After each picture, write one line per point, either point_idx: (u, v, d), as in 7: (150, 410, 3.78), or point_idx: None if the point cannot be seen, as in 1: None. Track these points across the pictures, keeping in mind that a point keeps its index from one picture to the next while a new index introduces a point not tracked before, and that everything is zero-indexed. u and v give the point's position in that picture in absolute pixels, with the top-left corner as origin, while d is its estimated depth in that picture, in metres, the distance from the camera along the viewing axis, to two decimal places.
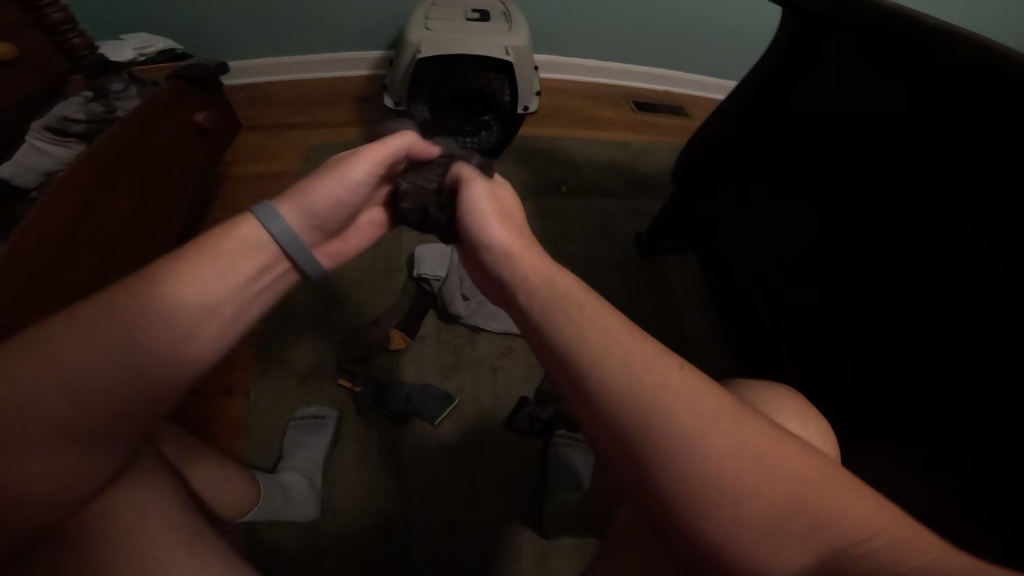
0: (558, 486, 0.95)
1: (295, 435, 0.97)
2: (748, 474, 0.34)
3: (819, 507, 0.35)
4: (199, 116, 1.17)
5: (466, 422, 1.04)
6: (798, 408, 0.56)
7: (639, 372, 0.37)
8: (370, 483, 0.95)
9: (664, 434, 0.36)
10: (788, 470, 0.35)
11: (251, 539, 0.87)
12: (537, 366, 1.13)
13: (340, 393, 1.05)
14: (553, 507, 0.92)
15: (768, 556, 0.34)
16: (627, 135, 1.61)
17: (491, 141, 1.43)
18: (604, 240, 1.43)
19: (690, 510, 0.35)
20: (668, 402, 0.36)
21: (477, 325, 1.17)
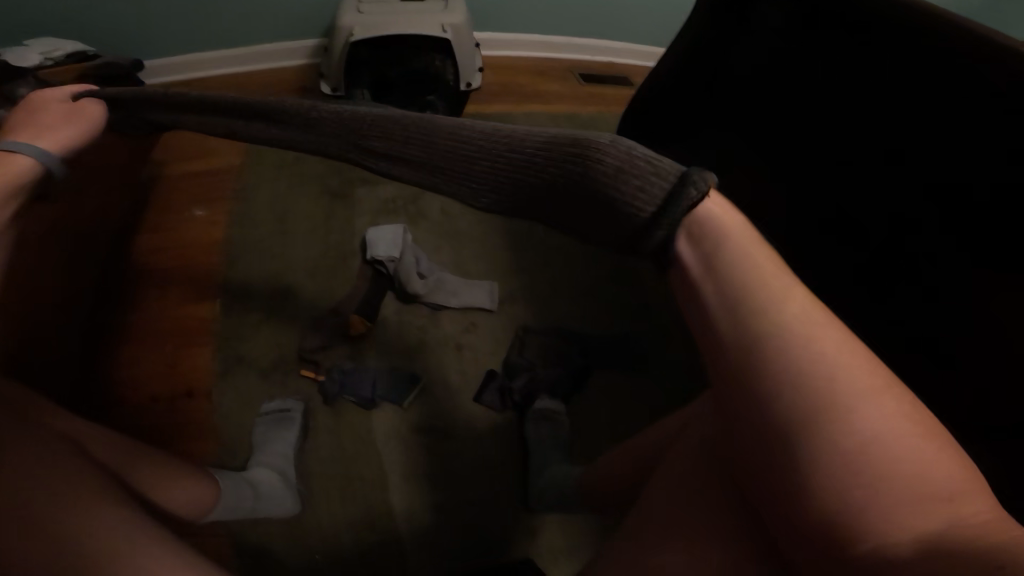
0: (549, 462, 0.84)
1: (262, 431, 0.88)
2: (909, 464, 0.31)
3: (968, 520, 0.31)
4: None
5: (436, 401, 0.93)
6: None
7: (811, 355, 0.33)
8: (340, 495, 0.86)
9: (774, 351, 0.33)
10: (937, 463, 0.31)
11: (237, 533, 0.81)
12: (506, 336, 0.98)
13: (306, 385, 0.94)
14: (544, 486, 0.82)
15: (897, 535, 0.31)
16: (576, 106, 1.57)
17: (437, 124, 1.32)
18: None
19: (797, 452, 0.33)
20: (812, 371, 0.32)
21: (438, 304, 0.99)
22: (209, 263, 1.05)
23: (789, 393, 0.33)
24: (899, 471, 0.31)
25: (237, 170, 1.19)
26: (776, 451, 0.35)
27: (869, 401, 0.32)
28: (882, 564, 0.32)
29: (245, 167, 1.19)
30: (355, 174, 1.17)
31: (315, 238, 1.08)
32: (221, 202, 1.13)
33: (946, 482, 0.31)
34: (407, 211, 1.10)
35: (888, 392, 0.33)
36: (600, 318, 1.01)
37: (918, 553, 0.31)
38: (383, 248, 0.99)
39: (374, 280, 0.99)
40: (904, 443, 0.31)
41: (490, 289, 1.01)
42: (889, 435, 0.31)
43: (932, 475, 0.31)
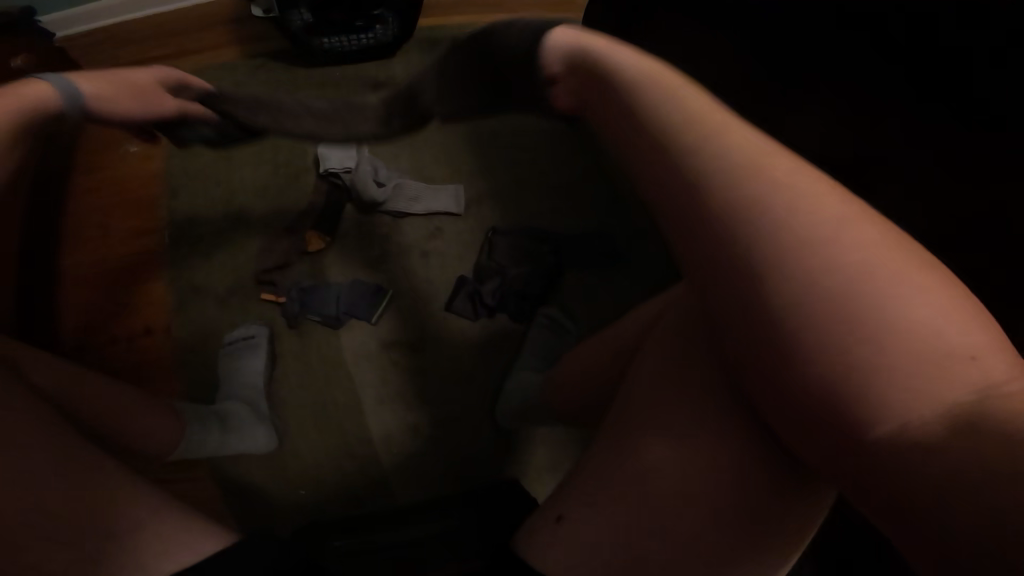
0: (523, 372, 0.82)
1: (227, 360, 0.85)
2: (917, 302, 0.32)
3: (957, 345, 0.31)
4: (15, 60, 0.92)
5: (408, 313, 0.89)
6: (821, 206, 0.36)
7: (775, 195, 0.37)
8: (316, 422, 0.84)
9: (730, 193, 0.38)
10: (930, 294, 0.32)
11: (218, 464, 0.81)
12: (474, 240, 0.93)
13: (267, 309, 0.89)
14: (513, 399, 0.81)
15: (903, 413, 0.31)
16: None
17: (387, 36, 1.10)
18: None
19: (765, 297, 0.36)
20: (796, 223, 0.36)
21: (401, 212, 0.94)
22: (150, 198, 0.98)
23: (732, 223, 0.37)
24: (900, 314, 0.32)
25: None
26: (739, 299, 0.37)
27: (826, 239, 0.35)
28: (896, 432, 0.31)
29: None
30: (303, 92, 1.07)
31: (261, 159, 1.00)
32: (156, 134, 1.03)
33: (960, 338, 0.31)
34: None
35: (869, 234, 0.35)
36: (568, 215, 0.97)
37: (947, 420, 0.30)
38: (336, 159, 0.94)
39: (330, 194, 0.95)
40: (868, 276, 0.33)
41: (455, 193, 0.96)
42: (872, 281, 0.33)
43: (932, 313, 0.32)
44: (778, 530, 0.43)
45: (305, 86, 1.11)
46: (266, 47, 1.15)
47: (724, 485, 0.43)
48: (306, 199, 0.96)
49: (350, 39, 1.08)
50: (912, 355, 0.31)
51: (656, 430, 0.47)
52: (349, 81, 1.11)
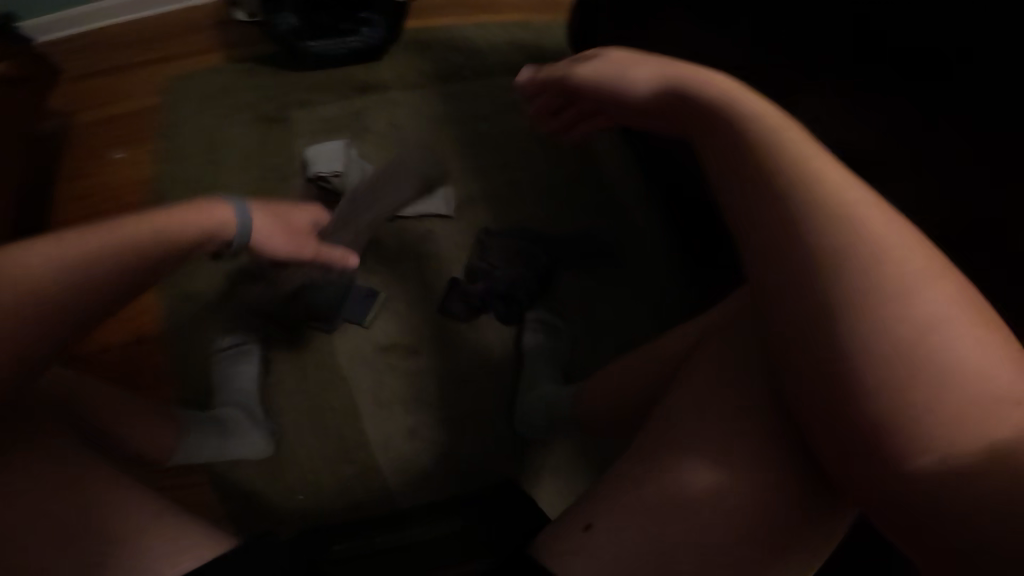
0: (537, 381, 0.84)
1: (219, 369, 0.84)
2: (983, 357, 0.34)
3: (1009, 394, 0.34)
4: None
5: (404, 318, 0.90)
6: (912, 251, 0.37)
7: (870, 234, 0.37)
8: (314, 430, 0.84)
9: (827, 225, 0.38)
10: (995, 350, 0.35)
11: (216, 472, 0.81)
12: (466, 243, 0.94)
13: (259, 316, 0.90)
14: (531, 408, 0.82)
15: (948, 449, 0.34)
16: None
17: (374, 39, 1.08)
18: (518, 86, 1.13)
19: (850, 334, 0.37)
20: (888, 266, 0.37)
21: (392, 215, 0.94)
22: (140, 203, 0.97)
23: (823, 262, 0.38)
24: (972, 357, 0.34)
25: (155, 105, 1.06)
26: (813, 333, 0.38)
27: (918, 284, 0.36)
28: (944, 471, 0.34)
29: (163, 103, 1.06)
30: (290, 97, 1.06)
31: (251, 165, 1.00)
32: (144, 141, 1.03)
33: (1013, 389, 0.34)
34: (351, 127, 1.03)
35: (951, 282, 0.37)
36: (557, 216, 0.98)
37: (983, 458, 0.33)
38: (326, 163, 0.92)
39: (318, 198, 0.91)
40: (953, 325, 0.35)
41: (447, 195, 0.97)
42: (954, 329, 0.35)
43: (996, 369, 0.34)
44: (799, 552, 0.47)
45: (292, 87, 1.07)
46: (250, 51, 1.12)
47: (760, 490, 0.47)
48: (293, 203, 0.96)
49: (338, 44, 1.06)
50: (981, 402, 0.34)
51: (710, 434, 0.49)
52: (333, 82, 1.08)
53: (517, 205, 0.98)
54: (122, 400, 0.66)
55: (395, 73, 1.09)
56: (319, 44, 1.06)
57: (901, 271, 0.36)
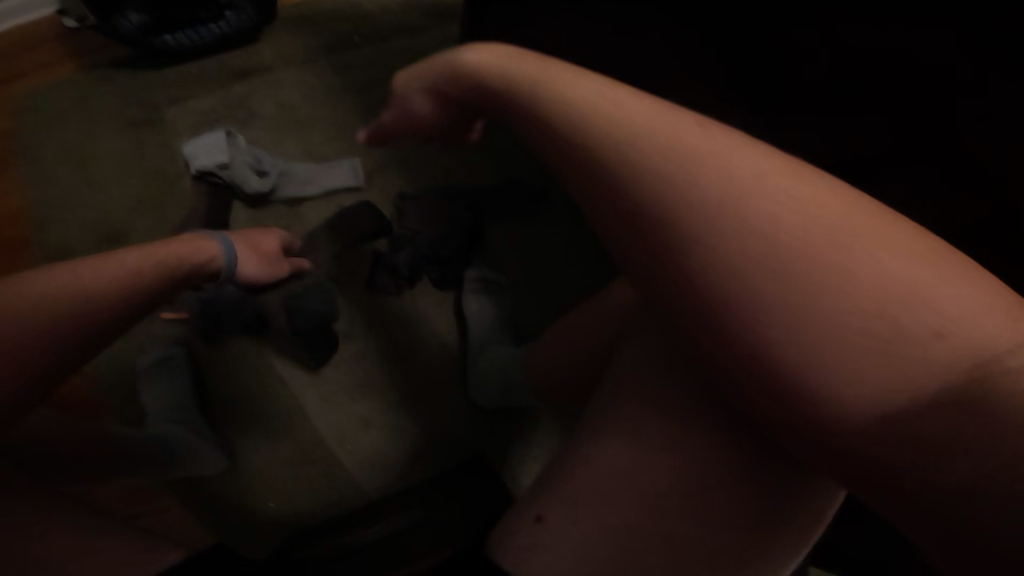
0: (485, 344, 0.81)
1: (147, 390, 0.79)
2: (892, 282, 0.32)
3: (940, 309, 0.31)
4: None
5: (335, 302, 0.85)
6: (793, 199, 0.35)
7: (736, 193, 0.36)
8: (266, 437, 0.81)
9: (693, 197, 0.37)
10: (909, 269, 0.32)
11: (180, 501, 0.77)
12: (383, 213, 0.89)
13: (176, 327, 0.84)
14: (483, 376, 0.80)
15: (873, 396, 0.32)
16: None
17: (239, 24, 0.98)
18: (400, 37, 1.05)
19: (745, 299, 0.35)
20: (762, 222, 0.35)
21: (295, 198, 0.87)
22: (17, 238, 0.86)
23: (699, 235, 0.36)
24: (869, 291, 0.32)
25: (9, 130, 0.94)
26: (713, 312, 0.36)
27: (799, 227, 0.35)
28: (875, 419, 0.32)
29: (17, 126, 0.93)
30: (160, 95, 0.96)
31: (131, 175, 0.90)
32: (5, 171, 0.91)
33: (951, 304, 0.31)
34: (235, 115, 0.95)
35: (843, 215, 0.34)
36: (475, 168, 0.93)
37: (950, 389, 0.30)
38: (207, 156, 0.83)
39: (212, 195, 0.84)
40: (851, 254, 0.33)
41: (354, 166, 0.89)
42: (857, 260, 0.33)
43: (919, 286, 0.32)
44: (781, 518, 0.45)
45: (159, 87, 0.97)
46: (103, 54, 1.00)
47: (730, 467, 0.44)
48: (189, 205, 0.88)
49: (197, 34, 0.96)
50: (885, 342, 0.32)
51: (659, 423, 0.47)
52: (205, 71, 0.98)
53: (431, 162, 0.92)
54: (77, 441, 0.63)
55: (271, 48, 1.01)
56: (178, 37, 0.96)
57: (772, 218, 0.35)
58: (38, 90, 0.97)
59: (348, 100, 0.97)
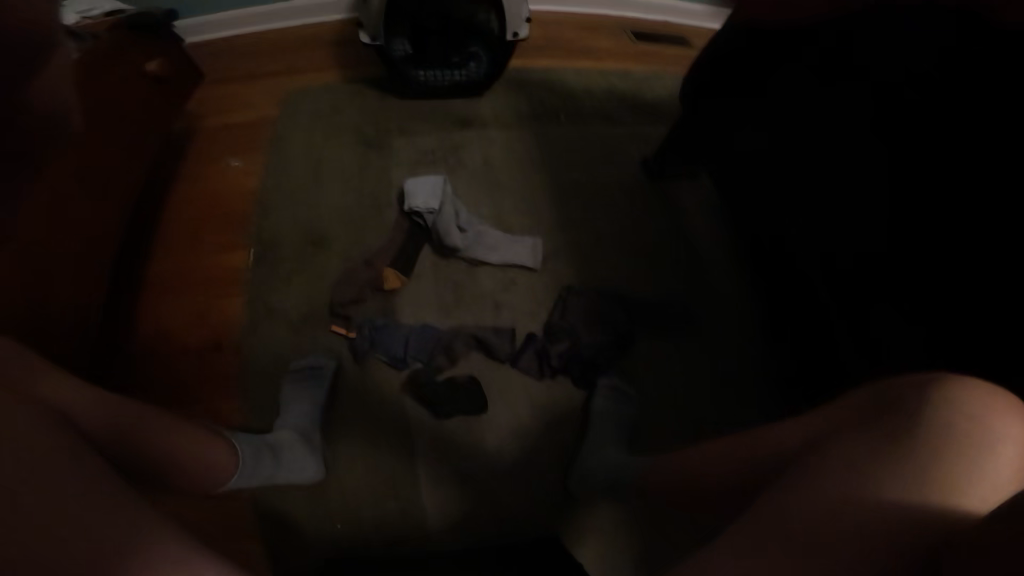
0: (596, 445, 0.80)
1: (291, 388, 0.84)
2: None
3: None
4: (150, 65, 0.96)
5: (476, 367, 0.89)
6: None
7: None
8: (367, 459, 0.83)
9: None
10: None
11: (261, 497, 0.80)
12: (547, 298, 0.95)
13: (336, 341, 0.90)
14: (585, 473, 0.79)
15: None
16: (635, 42, 1.38)
17: (477, 76, 1.13)
18: (615, 149, 1.14)
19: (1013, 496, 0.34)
20: None
21: (477, 259, 0.96)
22: (248, 211, 1.01)
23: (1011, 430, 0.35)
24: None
25: (272, 118, 1.13)
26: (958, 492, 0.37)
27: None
28: None
29: (280, 120, 1.12)
30: (394, 127, 1.12)
31: (351, 189, 1.04)
32: (257, 152, 1.08)
33: None
34: (449, 167, 1.07)
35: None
36: (641, 277, 0.99)
37: None
38: (422, 199, 0.96)
39: (410, 231, 0.97)
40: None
41: (533, 246, 0.98)
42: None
43: None
44: None
45: (394, 121, 1.13)
46: (364, 81, 1.20)
47: (882, 521, 0.40)
48: (388, 232, 0.99)
49: (443, 76, 1.12)
50: None
51: (837, 468, 0.44)
52: (436, 118, 1.14)
53: (603, 267, 0.99)
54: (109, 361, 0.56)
55: (493, 112, 1.16)
56: (428, 74, 1.12)
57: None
58: (307, 95, 1.16)
59: (548, 189, 1.06)
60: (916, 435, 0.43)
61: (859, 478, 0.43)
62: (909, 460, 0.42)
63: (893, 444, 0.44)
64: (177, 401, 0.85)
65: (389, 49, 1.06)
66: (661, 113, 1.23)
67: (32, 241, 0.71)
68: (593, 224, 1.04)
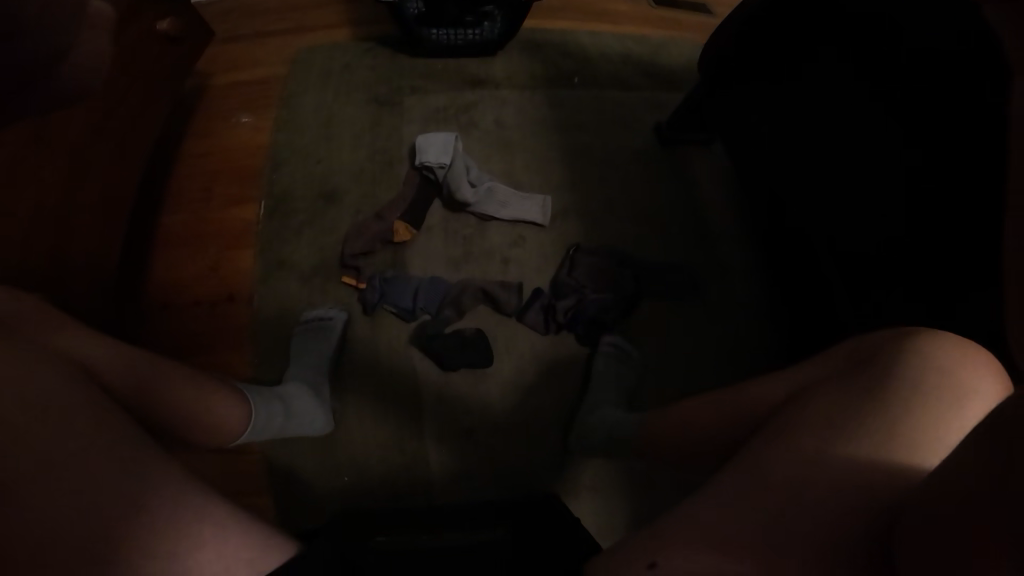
0: (595, 403, 0.81)
1: (300, 340, 0.86)
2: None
3: None
4: (164, 23, 0.96)
5: (483, 322, 0.90)
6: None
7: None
8: (372, 411, 0.85)
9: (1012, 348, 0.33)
10: None
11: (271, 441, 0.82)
12: (554, 256, 0.95)
13: (345, 294, 0.91)
14: (584, 428, 0.80)
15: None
16: (653, 7, 1.35)
17: (490, 36, 1.12)
18: (627, 114, 1.13)
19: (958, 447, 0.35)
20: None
21: (486, 215, 0.96)
22: (257, 166, 1.02)
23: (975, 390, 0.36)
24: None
25: (283, 75, 1.13)
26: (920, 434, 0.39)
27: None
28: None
29: (292, 77, 1.12)
30: (406, 85, 1.11)
31: (359, 146, 1.04)
32: (269, 109, 1.08)
33: None
34: (459, 126, 1.07)
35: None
36: (649, 241, 0.99)
37: None
38: (433, 154, 0.97)
39: (420, 186, 0.98)
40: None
41: (543, 203, 0.98)
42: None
43: None
44: None
45: (406, 79, 1.12)
46: (377, 38, 1.19)
47: (854, 468, 0.41)
48: (396, 188, 0.99)
49: (457, 35, 1.12)
50: None
51: (813, 422, 0.45)
52: (448, 76, 1.13)
53: (611, 229, 0.99)
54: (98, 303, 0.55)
55: (505, 73, 1.15)
56: (440, 32, 1.11)
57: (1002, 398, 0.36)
58: (319, 53, 1.16)
59: (559, 152, 1.06)
60: (889, 390, 0.45)
61: (833, 431, 0.44)
62: (882, 412, 0.43)
63: (867, 401, 0.45)
64: (189, 349, 0.87)
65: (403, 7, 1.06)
66: (676, 79, 1.21)
67: (48, 198, 0.72)
68: (602, 186, 1.03)
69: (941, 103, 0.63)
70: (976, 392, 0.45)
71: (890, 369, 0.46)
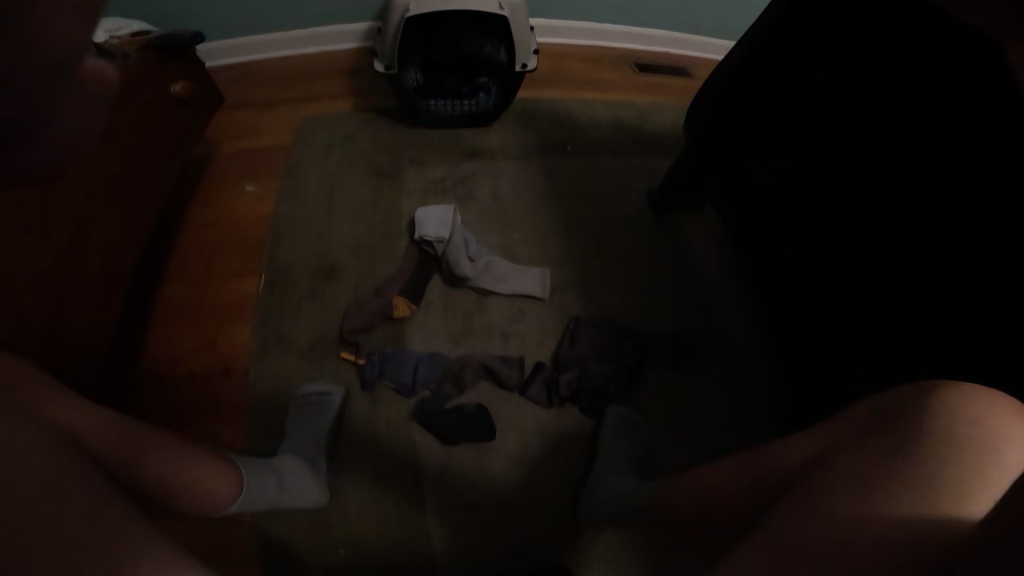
0: (601, 472, 0.81)
1: (298, 415, 0.85)
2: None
3: None
4: (175, 87, 0.98)
5: (483, 394, 0.90)
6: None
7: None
8: (372, 486, 0.83)
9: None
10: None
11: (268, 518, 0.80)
12: (554, 328, 0.96)
13: (344, 369, 0.91)
14: (591, 501, 0.79)
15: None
16: (639, 75, 1.41)
17: (486, 106, 1.17)
18: (620, 180, 1.17)
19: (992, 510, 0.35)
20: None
21: (486, 290, 0.98)
22: (258, 236, 1.03)
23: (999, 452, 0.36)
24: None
25: (285, 144, 1.15)
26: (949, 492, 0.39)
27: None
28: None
29: (293, 149, 1.15)
30: (405, 156, 1.14)
31: (360, 215, 1.05)
32: (270, 178, 1.10)
33: None
34: (457, 195, 1.09)
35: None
36: (646, 309, 1.00)
37: None
38: (432, 229, 0.99)
39: (420, 261, 1.00)
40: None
41: (541, 277, 1.00)
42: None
43: None
44: None
45: (405, 150, 1.15)
46: (375, 108, 1.23)
47: (878, 541, 0.41)
48: (397, 260, 1.01)
49: (453, 107, 1.16)
50: None
51: (830, 493, 0.45)
52: (446, 147, 1.16)
53: (608, 298, 1.01)
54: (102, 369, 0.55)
55: (501, 142, 1.19)
56: (436, 104, 1.15)
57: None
58: (319, 122, 1.19)
59: (554, 219, 1.09)
60: (912, 452, 0.45)
61: (858, 495, 0.43)
62: (910, 470, 0.43)
63: (893, 461, 0.44)
64: (187, 423, 0.85)
65: (401, 82, 1.10)
66: (665, 145, 1.25)
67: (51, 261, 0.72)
68: (597, 253, 1.06)
69: (923, 167, 0.65)
70: (1009, 442, 0.44)
71: (911, 430, 0.46)
